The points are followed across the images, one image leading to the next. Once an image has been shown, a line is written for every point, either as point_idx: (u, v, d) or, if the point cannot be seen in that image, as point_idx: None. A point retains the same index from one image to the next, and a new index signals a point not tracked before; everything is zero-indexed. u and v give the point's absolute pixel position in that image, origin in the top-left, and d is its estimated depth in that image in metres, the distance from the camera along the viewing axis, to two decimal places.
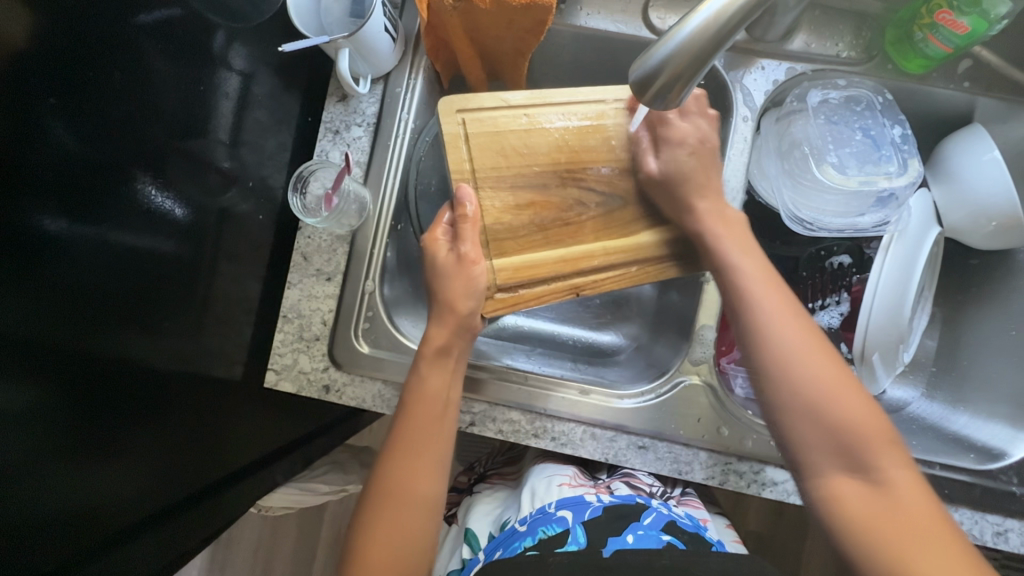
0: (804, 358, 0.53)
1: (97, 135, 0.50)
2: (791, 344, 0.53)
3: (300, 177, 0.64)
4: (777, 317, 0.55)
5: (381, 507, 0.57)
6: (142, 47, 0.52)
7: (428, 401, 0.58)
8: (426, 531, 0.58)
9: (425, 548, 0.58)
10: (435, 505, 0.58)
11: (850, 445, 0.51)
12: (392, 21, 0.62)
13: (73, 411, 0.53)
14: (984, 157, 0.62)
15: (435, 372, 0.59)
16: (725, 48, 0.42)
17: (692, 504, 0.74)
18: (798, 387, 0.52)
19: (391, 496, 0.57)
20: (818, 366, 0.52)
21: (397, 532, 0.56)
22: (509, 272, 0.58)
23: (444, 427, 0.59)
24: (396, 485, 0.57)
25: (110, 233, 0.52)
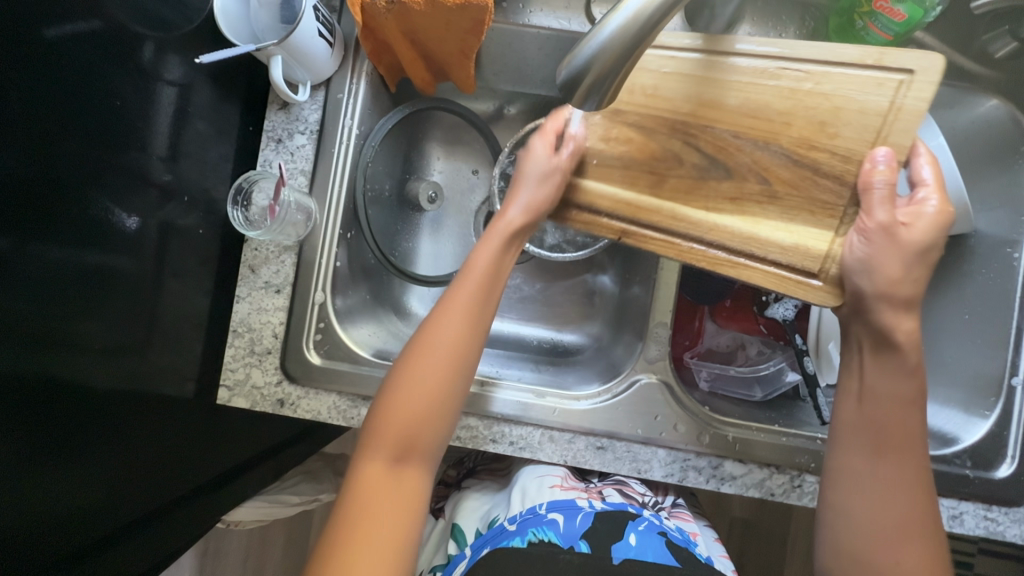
0: (891, 547, 0.50)
1: (31, 155, 0.49)
2: (893, 521, 0.50)
3: (241, 190, 0.62)
4: (896, 502, 0.50)
5: (416, 356, 0.54)
6: (62, 60, 0.50)
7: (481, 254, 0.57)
8: (458, 392, 0.55)
9: (449, 416, 0.55)
10: (473, 363, 0.56)
11: None
12: (329, 25, 0.60)
13: (26, 434, 0.51)
14: (931, 143, 0.62)
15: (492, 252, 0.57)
16: (650, 45, 0.41)
17: (683, 517, 0.73)
18: (872, 561, 0.50)
19: (427, 344, 0.55)
20: (909, 550, 0.50)
21: (434, 377, 0.54)
22: (593, 197, 0.56)
23: (495, 282, 0.57)
24: (436, 336, 0.55)
25: (50, 252, 0.51)
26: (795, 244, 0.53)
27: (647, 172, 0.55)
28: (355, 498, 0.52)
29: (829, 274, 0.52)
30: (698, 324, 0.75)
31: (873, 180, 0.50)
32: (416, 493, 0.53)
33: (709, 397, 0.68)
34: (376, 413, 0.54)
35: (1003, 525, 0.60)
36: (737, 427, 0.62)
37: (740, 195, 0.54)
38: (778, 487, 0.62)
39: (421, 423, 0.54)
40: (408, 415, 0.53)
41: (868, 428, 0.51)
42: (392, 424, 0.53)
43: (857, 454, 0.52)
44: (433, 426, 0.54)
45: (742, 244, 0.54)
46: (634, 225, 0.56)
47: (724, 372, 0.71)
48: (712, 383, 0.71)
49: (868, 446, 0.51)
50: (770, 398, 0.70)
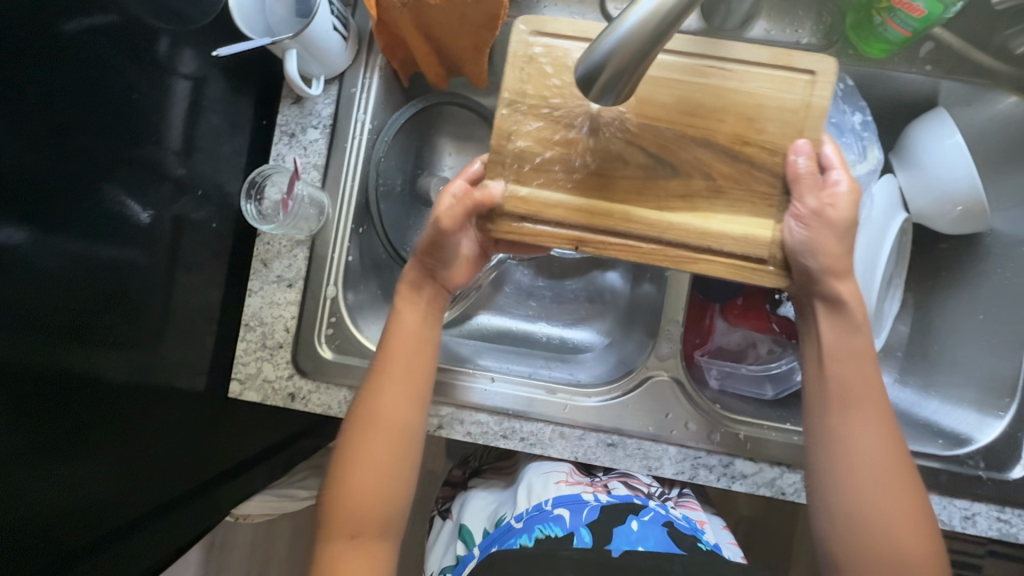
0: (885, 499, 0.53)
1: (45, 147, 0.48)
2: (867, 466, 0.53)
3: (255, 184, 0.62)
4: (870, 446, 0.53)
5: (360, 432, 0.58)
6: (79, 52, 0.50)
7: (407, 335, 0.59)
8: (404, 453, 0.59)
9: (400, 492, 0.59)
10: (414, 439, 0.59)
11: (901, 565, 0.52)
12: (342, 19, 0.60)
13: (41, 425, 0.52)
14: (946, 140, 0.62)
15: (414, 309, 0.60)
16: (669, 40, 0.41)
17: (690, 506, 0.73)
18: (859, 504, 0.53)
19: (368, 425, 0.58)
20: (891, 487, 0.53)
21: (378, 457, 0.58)
22: (523, 202, 0.50)
23: (425, 360, 0.59)
24: (377, 416, 0.58)
25: (63, 245, 0.51)
26: (746, 234, 0.49)
27: (591, 175, 0.50)
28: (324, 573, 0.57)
29: (776, 260, 0.49)
30: (709, 321, 0.75)
31: (798, 170, 0.48)
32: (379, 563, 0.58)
33: (719, 395, 0.68)
34: (331, 496, 0.58)
35: (1016, 527, 0.59)
36: (749, 426, 0.62)
37: (688, 190, 0.49)
38: (790, 486, 0.61)
39: (373, 499, 0.58)
40: (359, 498, 0.57)
41: (830, 383, 0.54)
42: (348, 507, 0.57)
43: (820, 415, 0.55)
44: (384, 502, 0.58)
45: (694, 238, 0.49)
46: (590, 233, 0.50)
47: (735, 370, 0.71)
48: (722, 381, 0.71)
49: (837, 404, 0.54)
50: (782, 397, 0.69)
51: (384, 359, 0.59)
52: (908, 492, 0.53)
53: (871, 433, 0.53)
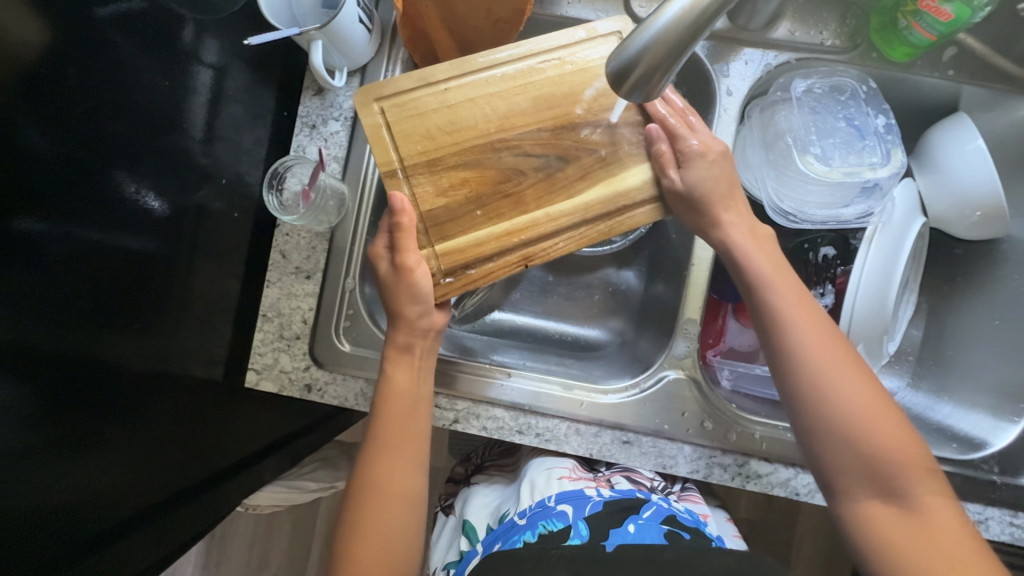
0: (833, 379, 0.53)
1: (72, 135, 0.48)
2: (827, 375, 0.53)
3: (275, 174, 0.62)
4: (826, 355, 0.54)
5: (366, 507, 0.56)
6: (108, 40, 0.50)
7: (398, 398, 0.57)
8: (412, 520, 0.57)
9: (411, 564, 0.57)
10: (417, 507, 0.58)
11: (879, 468, 0.52)
12: (368, 12, 0.61)
13: (56, 415, 0.52)
14: (968, 146, 0.62)
15: (401, 367, 0.58)
16: (701, 38, 0.41)
17: (693, 500, 0.73)
18: (827, 415, 0.53)
19: (373, 498, 0.56)
20: (850, 389, 0.53)
21: (387, 531, 0.56)
22: (450, 258, 0.54)
23: (418, 421, 0.58)
24: (376, 485, 0.57)
25: (88, 233, 0.51)
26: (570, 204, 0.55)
27: (502, 197, 0.55)
28: None
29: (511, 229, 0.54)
30: (722, 321, 0.75)
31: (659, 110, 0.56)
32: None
33: (735, 395, 0.68)
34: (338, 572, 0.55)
35: None
36: (764, 426, 0.63)
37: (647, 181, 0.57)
38: (803, 487, 0.62)
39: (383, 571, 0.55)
40: None
41: (763, 303, 0.56)
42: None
43: (768, 340, 0.56)
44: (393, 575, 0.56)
45: (611, 201, 0.55)
46: (532, 248, 0.55)
47: (747, 371, 0.72)
48: (734, 382, 0.71)
49: (754, 289, 0.57)
50: None
51: (376, 424, 0.58)
52: (872, 392, 0.53)
53: (807, 343, 0.54)
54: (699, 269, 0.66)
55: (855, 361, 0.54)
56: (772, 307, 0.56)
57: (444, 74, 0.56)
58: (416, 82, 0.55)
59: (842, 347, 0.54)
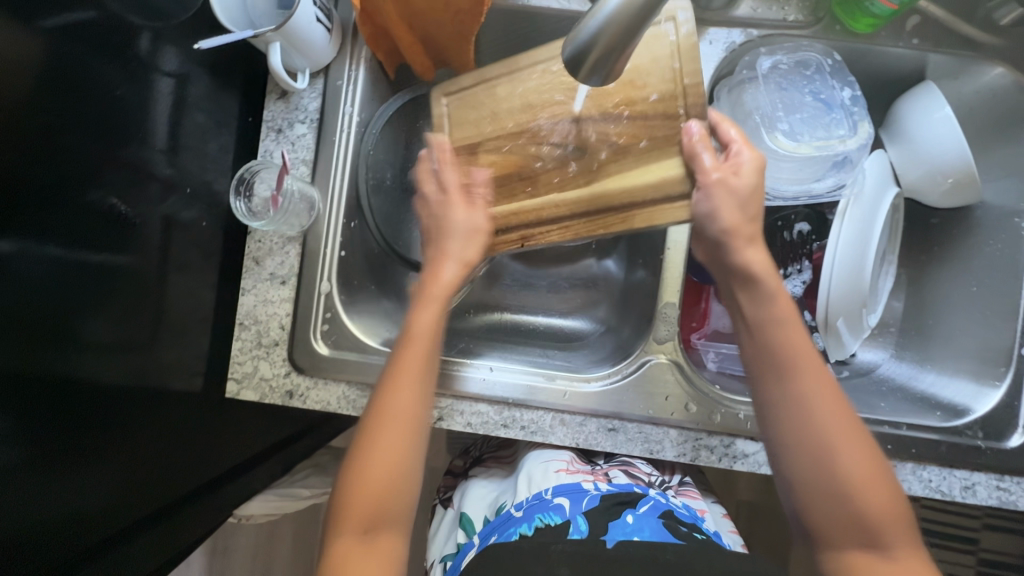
0: (834, 432, 0.51)
1: (33, 151, 0.47)
2: (828, 428, 0.51)
3: (243, 181, 0.61)
4: (824, 403, 0.51)
5: (369, 433, 0.53)
6: (59, 52, 0.49)
7: (418, 338, 0.56)
8: (414, 454, 0.54)
9: (404, 499, 0.54)
10: (420, 438, 0.55)
11: (864, 521, 0.50)
12: (326, 11, 0.60)
13: (40, 434, 0.51)
14: (936, 114, 0.62)
15: (430, 306, 0.56)
16: (656, 14, 0.40)
17: (691, 495, 0.73)
18: (822, 469, 0.51)
19: (381, 422, 0.53)
20: (849, 444, 0.51)
21: (387, 461, 0.53)
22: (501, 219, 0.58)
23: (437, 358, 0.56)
24: (385, 411, 0.54)
25: (54, 250, 0.50)
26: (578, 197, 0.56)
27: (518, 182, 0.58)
28: None
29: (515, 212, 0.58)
30: (705, 305, 0.75)
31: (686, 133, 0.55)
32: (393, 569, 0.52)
33: (717, 376, 0.68)
34: (339, 497, 0.53)
35: (1016, 495, 0.60)
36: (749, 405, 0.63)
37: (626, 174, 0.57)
38: None
39: (387, 501, 0.53)
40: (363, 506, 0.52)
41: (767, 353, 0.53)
42: (358, 508, 0.52)
43: (765, 387, 0.53)
44: (397, 506, 0.53)
45: (618, 198, 0.55)
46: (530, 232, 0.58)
47: (731, 352, 0.72)
48: (720, 363, 0.71)
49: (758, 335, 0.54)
50: None
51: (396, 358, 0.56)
52: (865, 443, 0.52)
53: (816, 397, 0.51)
54: (675, 254, 0.66)
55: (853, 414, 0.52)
56: (791, 357, 0.52)
57: (494, 73, 0.59)
58: (473, 81, 0.60)
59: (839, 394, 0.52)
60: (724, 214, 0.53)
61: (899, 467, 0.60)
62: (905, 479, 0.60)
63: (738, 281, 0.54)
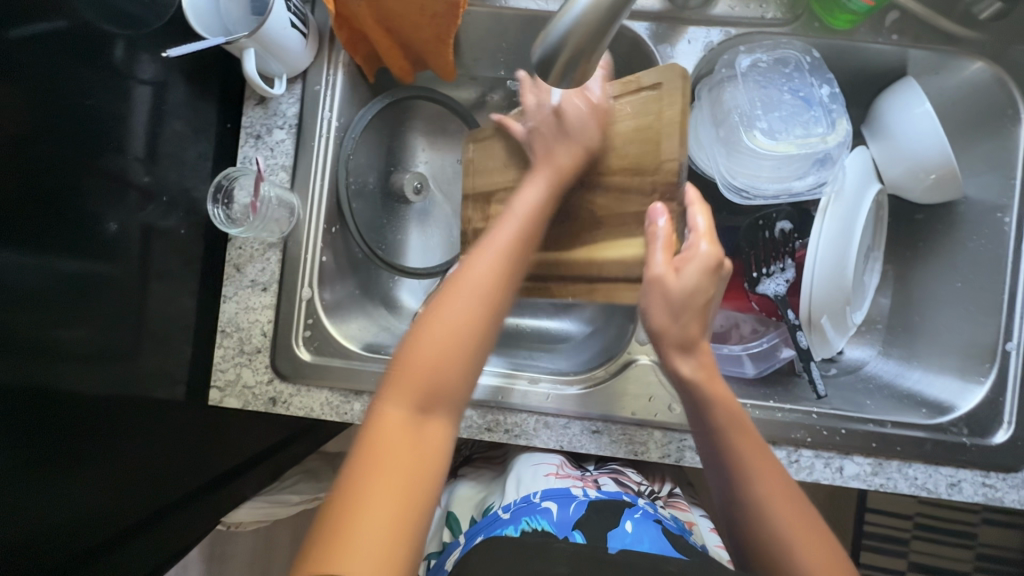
0: (792, 537, 0.51)
1: (6, 162, 0.47)
2: (786, 535, 0.51)
3: (221, 188, 0.61)
4: (778, 503, 0.52)
5: (446, 302, 0.51)
6: (30, 62, 0.48)
7: (522, 211, 0.57)
8: (492, 329, 0.52)
9: (470, 375, 0.50)
10: (498, 319, 0.52)
11: None
12: (301, 15, 0.60)
13: (21, 444, 0.51)
14: (917, 110, 0.62)
15: (545, 186, 0.58)
16: (623, 17, 0.40)
17: (679, 506, 0.73)
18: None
19: (457, 288, 0.52)
20: (812, 550, 0.50)
21: (464, 325, 0.50)
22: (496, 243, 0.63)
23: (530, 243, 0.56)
24: (465, 279, 0.53)
25: (30, 260, 0.50)
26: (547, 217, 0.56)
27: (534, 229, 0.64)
28: (371, 441, 0.46)
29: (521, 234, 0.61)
30: None
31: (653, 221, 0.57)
32: (433, 454, 0.47)
33: None
34: (398, 357, 0.50)
35: (1002, 491, 0.59)
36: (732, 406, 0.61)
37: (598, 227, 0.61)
38: None
39: (445, 369, 0.49)
40: (432, 366, 0.48)
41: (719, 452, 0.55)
42: (413, 373, 0.48)
43: (720, 486, 0.56)
44: (456, 378, 0.49)
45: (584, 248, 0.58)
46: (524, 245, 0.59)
47: (717, 351, 0.69)
48: None
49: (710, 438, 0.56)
50: (764, 374, 0.69)
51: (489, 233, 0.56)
52: (832, 557, 0.50)
53: (769, 498, 0.52)
54: None
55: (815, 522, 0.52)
56: (738, 459, 0.54)
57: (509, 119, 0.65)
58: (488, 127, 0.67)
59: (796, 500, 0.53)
60: (656, 316, 0.57)
61: (884, 465, 0.60)
62: (890, 477, 0.60)
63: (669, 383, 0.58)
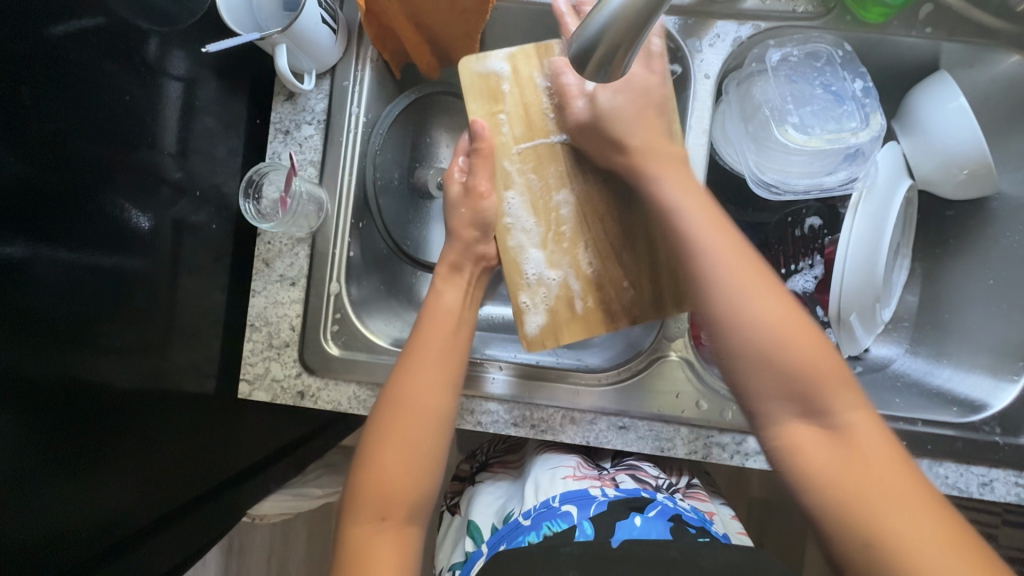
0: (787, 356, 0.49)
1: (45, 157, 0.48)
2: (773, 347, 0.50)
3: (251, 183, 0.62)
4: (769, 325, 0.50)
5: (386, 414, 0.55)
6: (69, 58, 0.49)
7: (443, 314, 0.60)
8: (437, 437, 0.56)
9: (429, 485, 0.55)
10: (443, 421, 0.56)
11: (804, 387, 0.49)
12: (331, 11, 0.60)
13: (59, 430, 0.52)
14: (950, 104, 0.61)
15: (449, 287, 0.61)
16: (663, 8, 0.40)
17: (699, 497, 0.73)
18: (761, 335, 0.50)
19: (398, 401, 0.56)
20: (799, 358, 0.49)
21: (406, 443, 0.54)
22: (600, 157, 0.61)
23: (459, 341, 0.59)
24: (406, 393, 0.56)
25: (66, 253, 0.51)
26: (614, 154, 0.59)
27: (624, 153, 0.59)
28: (350, 565, 0.51)
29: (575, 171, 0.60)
30: None
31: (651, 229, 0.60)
32: (410, 555, 0.53)
33: None
34: (354, 477, 0.55)
35: None
36: None
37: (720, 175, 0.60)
38: None
39: (399, 479, 0.54)
40: (389, 482, 0.53)
41: (704, 295, 0.53)
42: (374, 485, 0.53)
43: (700, 294, 0.53)
44: (417, 487, 0.54)
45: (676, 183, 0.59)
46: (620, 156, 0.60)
47: None
48: None
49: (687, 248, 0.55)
50: None
51: (416, 339, 0.59)
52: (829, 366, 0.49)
53: (761, 327, 0.50)
54: None
55: (819, 341, 0.50)
56: (723, 280, 0.52)
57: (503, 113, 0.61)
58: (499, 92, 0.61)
59: (787, 313, 0.51)
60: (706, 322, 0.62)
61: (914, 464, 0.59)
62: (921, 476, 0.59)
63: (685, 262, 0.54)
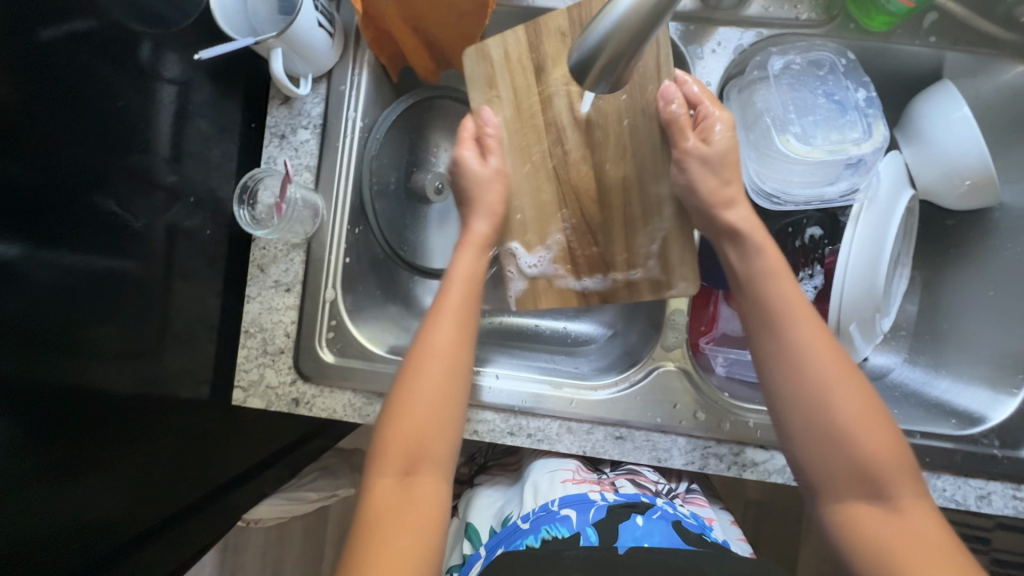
0: (859, 433, 0.49)
1: (38, 160, 0.47)
2: (847, 424, 0.50)
3: (247, 189, 0.61)
4: (842, 395, 0.50)
5: (410, 377, 0.53)
6: (60, 60, 0.48)
7: (462, 279, 0.58)
8: (454, 404, 0.54)
9: (446, 453, 0.53)
10: (459, 386, 0.54)
11: (869, 470, 0.49)
12: (328, 15, 0.59)
13: (47, 436, 0.51)
14: (954, 114, 0.60)
15: (466, 253, 0.58)
16: (665, 19, 0.39)
17: (698, 503, 0.73)
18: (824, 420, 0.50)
19: (422, 360, 0.54)
20: (871, 439, 0.49)
21: (428, 405, 0.53)
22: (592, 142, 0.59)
23: (473, 308, 0.57)
24: (426, 356, 0.54)
25: (56, 257, 0.50)
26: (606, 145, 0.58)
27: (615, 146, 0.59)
28: (367, 526, 0.49)
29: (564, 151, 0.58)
30: (714, 308, 0.73)
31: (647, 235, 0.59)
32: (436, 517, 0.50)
33: (727, 384, 0.66)
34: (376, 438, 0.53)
35: None
36: (758, 413, 0.62)
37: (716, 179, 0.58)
38: None
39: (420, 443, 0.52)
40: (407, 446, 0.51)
41: (784, 359, 0.52)
42: (396, 446, 0.51)
43: (774, 360, 0.53)
44: (443, 446, 0.53)
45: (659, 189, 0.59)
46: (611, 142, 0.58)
47: (741, 357, 0.70)
48: (729, 368, 0.69)
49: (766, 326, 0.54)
50: None
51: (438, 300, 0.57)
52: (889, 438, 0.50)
53: (838, 398, 0.50)
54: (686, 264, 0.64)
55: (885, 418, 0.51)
56: (803, 355, 0.51)
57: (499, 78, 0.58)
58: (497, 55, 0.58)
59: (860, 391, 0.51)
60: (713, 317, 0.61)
61: None
62: None
63: (762, 309, 0.54)
